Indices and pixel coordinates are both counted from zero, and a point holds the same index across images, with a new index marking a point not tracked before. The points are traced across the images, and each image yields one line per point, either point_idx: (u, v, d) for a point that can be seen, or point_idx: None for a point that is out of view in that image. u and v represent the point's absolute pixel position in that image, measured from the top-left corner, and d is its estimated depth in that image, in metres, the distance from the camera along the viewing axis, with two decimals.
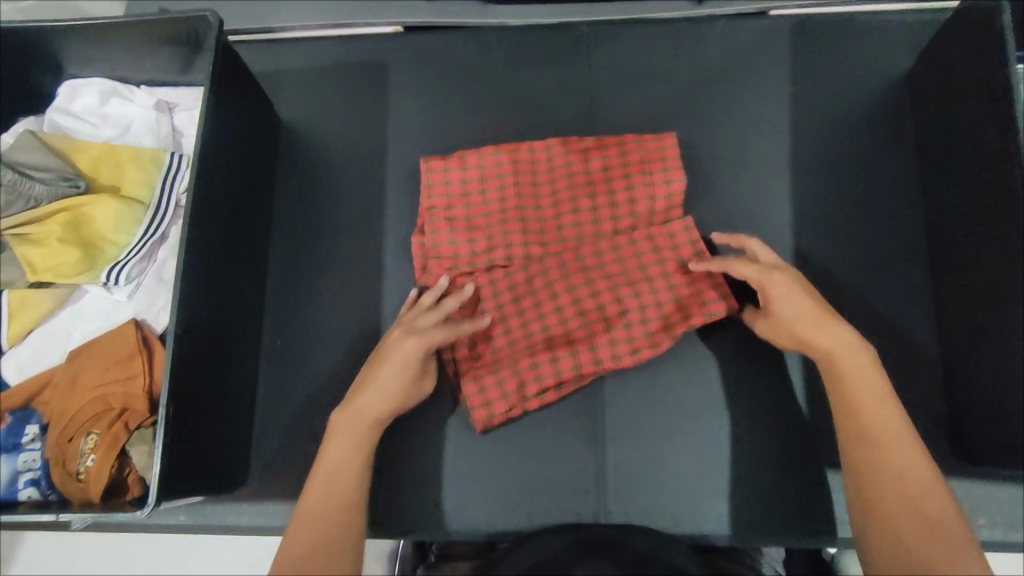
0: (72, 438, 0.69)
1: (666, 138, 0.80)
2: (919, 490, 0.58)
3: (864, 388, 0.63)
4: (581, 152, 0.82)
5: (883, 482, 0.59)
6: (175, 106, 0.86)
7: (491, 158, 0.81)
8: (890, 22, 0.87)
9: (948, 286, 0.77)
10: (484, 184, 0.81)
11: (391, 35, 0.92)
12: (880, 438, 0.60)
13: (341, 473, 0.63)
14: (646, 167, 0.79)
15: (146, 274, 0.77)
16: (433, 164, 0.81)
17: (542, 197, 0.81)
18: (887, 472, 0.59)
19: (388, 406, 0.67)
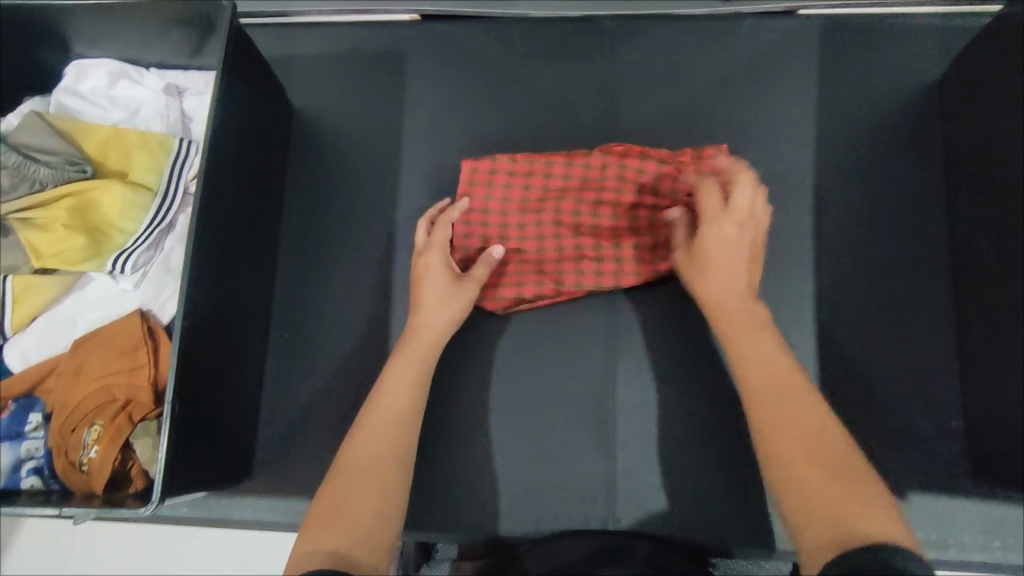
0: (76, 429, 0.68)
1: (721, 152, 0.78)
2: (819, 436, 0.57)
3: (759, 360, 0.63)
4: (637, 163, 0.76)
5: (789, 440, 0.57)
6: (185, 90, 0.84)
7: (537, 164, 0.78)
8: (924, 27, 0.84)
9: (971, 303, 0.75)
10: (527, 192, 0.78)
11: (408, 24, 0.89)
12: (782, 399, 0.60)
13: (385, 422, 0.65)
14: (697, 189, 0.77)
15: (153, 262, 0.75)
16: (477, 165, 0.78)
17: (588, 203, 0.78)
18: (784, 425, 0.58)
19: (404, 404, 0.67)
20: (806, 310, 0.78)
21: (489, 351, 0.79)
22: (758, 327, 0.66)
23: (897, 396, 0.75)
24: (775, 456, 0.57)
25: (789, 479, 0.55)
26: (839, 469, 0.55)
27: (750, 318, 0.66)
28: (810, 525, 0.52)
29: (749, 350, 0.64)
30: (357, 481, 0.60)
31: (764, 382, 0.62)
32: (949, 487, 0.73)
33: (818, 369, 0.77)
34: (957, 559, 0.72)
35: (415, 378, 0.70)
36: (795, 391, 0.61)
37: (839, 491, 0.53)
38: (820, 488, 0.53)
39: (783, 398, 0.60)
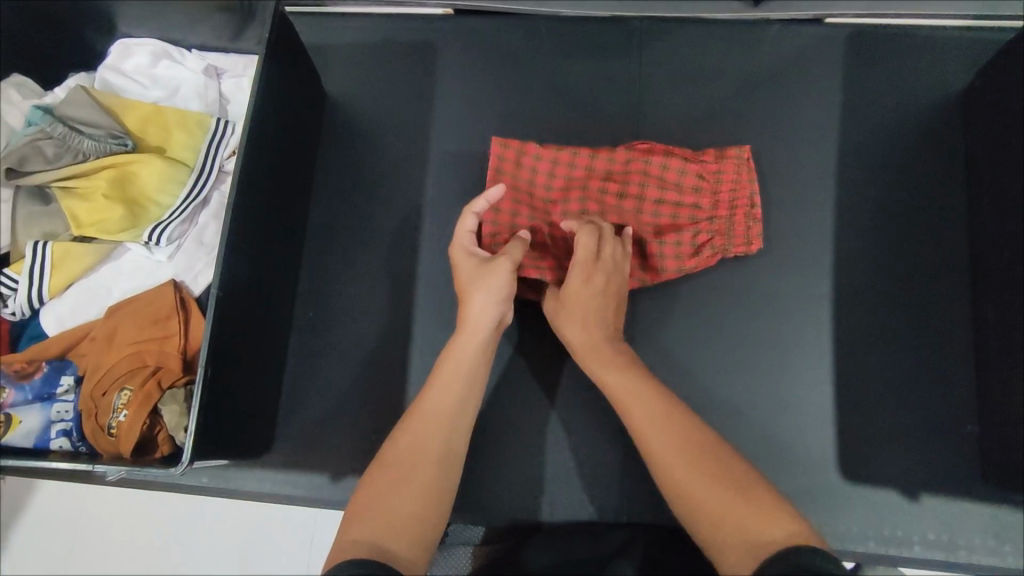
0: (106, 393, 0.70)
1: (742, 158, 0.79)
2: (703, 448, 0.60)
3: (627, 389, 0.66)
4: (662, 161, 0.78)
5: (674, 461, 0.59)
6: (223, 72, 0.86)
7: (563, 155, 0.79)
8: (948, 40, 0.85)
9: (990, 310, 0.75)
10: (551, 179, 0.80)
11: (441, 18, 0.91)
12: (651, 426, 0.62)
13: (433, 416, 0.64)
14: (720, 191, 0.79)
15: (187, 236, 0.77)
16: (505, 148, 0.79)
17: (611, 196, 0.79)
18: (670, 447, 0.60)
19: (455, 401, 0.65)
20: (823, 311, 0.79)
21: (509, 338, 0.81)
22: (622, 366, 0.68)
23: (911, 399, 0.76)
24: (669, 480, 0.59)
25: (685, 499, 0.57)
26: (727, 478, 0.57)
27: (610, 357, 0.69)
28: (720, 541, 0.54)
29: (620, 389, 0.66)
30: (401, 478, 0.59)
31: (641, 411, 0.64)
32: (960, 491, 0.74)
33: (833, 370, 0.77)
34: (967, 563, 0.72)
35: (468, 374, 0.67)
36: (663, 416, 0.63)
37: (731, 501, 0.55)
38: (715, 501, 0.56)
39: (661, 422, 0.62)
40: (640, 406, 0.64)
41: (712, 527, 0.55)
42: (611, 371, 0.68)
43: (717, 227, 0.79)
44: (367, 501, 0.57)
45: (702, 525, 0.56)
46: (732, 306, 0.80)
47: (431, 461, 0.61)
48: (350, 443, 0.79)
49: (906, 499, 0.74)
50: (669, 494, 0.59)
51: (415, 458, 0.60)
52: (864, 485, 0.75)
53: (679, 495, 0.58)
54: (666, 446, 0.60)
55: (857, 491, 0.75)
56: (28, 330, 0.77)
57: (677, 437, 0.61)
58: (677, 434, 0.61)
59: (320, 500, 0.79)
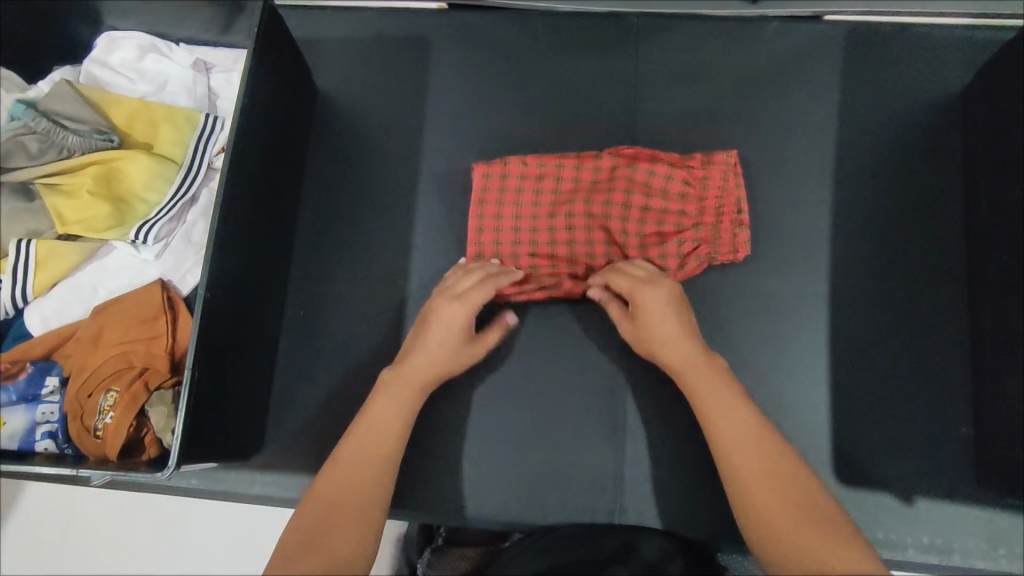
0: (92, 394, 0.69)
1: (731, 161, 0.77)
2: (787, 477, 0.59)
3: (721, 398, 0.64)
4: (647, 168, 0.76)
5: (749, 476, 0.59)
6: (212, 67, 0.85)
7: (547, 168, 0.78)
8: (947, 38, 0.85)
9: (986, 311, 0.75)
10: (538, 195, 0.78)
11: (435, 12, 0.90)
12: (730, 441, 0.62)
13: (365, 447, 0.65)
14: (705, 197, 0.77)
15: (174, 234, 0.76)
16: (489, 167, 0.79)
17: (597, 207, 0.77)
18: (755, 468, 0.60)
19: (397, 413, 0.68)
20: (818, 312, 0.78)
21: (502, 338, 0.80)
22: (716, 378, 0.66)
23: (907, 402, 0.76)
24: (750, 502, 0.58)
25: (765, 522, 0.56)
26: (811, 509, 0.56)
27: (707, 368, 0.67)
28: (792, 561, 0.52)
29: (707, 400, 0.65)
30: (334, 507, 0.59)
31: (730, 428, 0.63)
32: (954, 494, 0.74)
33: (828, 373, 0.77)
34: (961, 566, 0.72)
35: (400, 402, 0.69)
36: (752, 438, 0.62)
37: (813, 530, 0.54)
38: (793, 527, 0.55)
39: (753, 444, 0.61)
40: (725, 417, 0.63)
41: (786, 550, 0.53)
42: (704, 384, 0.66)
43: (703, 235, 0.77)
44: (299, 528, 0.57)
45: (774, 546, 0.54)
46: (727, 307, 0.79)
47: (363, 490, 0.62)
48: None
49: (900, 502, 0.74)
50: (746, 516, 0.58)
51: (348, 488, 0.61)
52: (859, 488, 0.74)
53: (757, 516, 0.57)
54: (750, 466, 0.60)
55: (852, 494, 0.74)
56: (13, 330, 0.75)
57: (764, 461, 0.60)
58: (766, 459, 0.60)
59: None
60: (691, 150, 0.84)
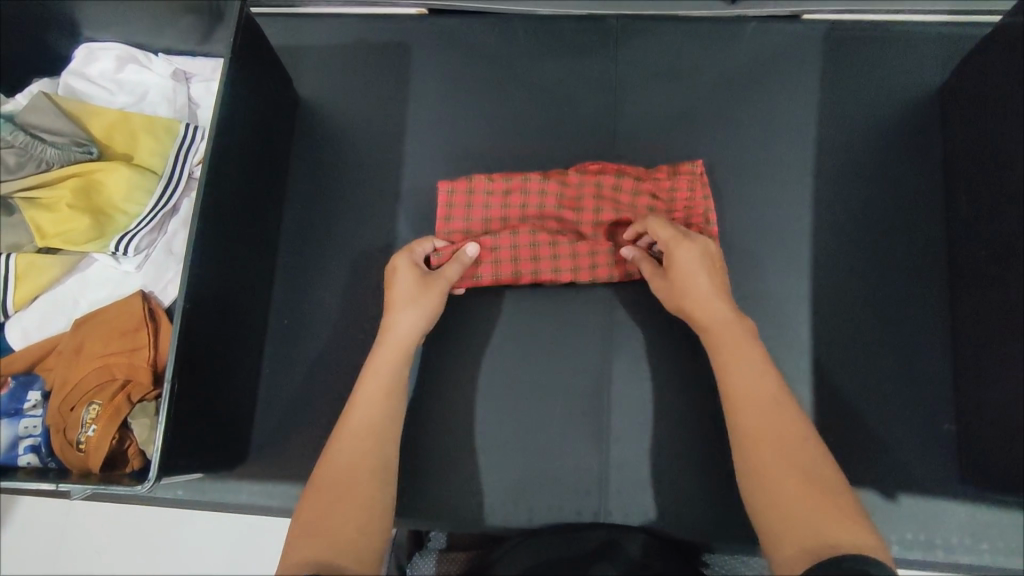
0: (74, 407, 0.69)
1: (699, 171, 0.76)
2: (794, 443, 0.59)
3: (737, 363, 0.65)
4: (614, 182, 0.77)
5: (759, 446, 0.59)
6: (193, 76, 0.85)
7: (513, 185, 0.77)
8: (924, 35, 0.85)
9: (965, 307, 0.75)
10: (506, 211, 0.78)
11: (415, 17, 0.90)
12: (745, 407, 0.62)
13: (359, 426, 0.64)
14: (674, 211, 0.77)
15: (156, 246, 0.76)
16: (455, 188, 0.77)
17: (566, 223, 0.78)
18: (767, 429, 0.60)
19: (381, 413, 0.66)
20: (801, 311, 0.79)
21: (486, 342, 0.80)
22: (741, 338, 0.66)
23: (891, 399, 0.76)
24: (751, 469, 0.59)
25: (763, 485, 0.57)
26: (814, 477, 0.56)
27: (736, 326, 0.67)
28: (784, 535, 0.53)
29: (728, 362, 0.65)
30: (340, 496, 0.58)
31: (749, 387, 0.63)
32: (938, 490, 0.74)
33: (811, 371, 0.77)
34: (945, 561, 0.72)
35: (380, 405, 0.66)
36: (761, 403, 0.62)
37: (813, 502, 0.54)
38: (793, 498, 0.55)
39: (760, 412, 0.61)
40: (749, 380, 0.63)
41: (782, 520, 0.54)
42: (729, 339, 0.66)
43: None
44: (310, 517, 0.57)
45: (769, 511, 0.56)
46: None
47: (365, 473, 0.61)
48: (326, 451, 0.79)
49: (883, 498, 0.74)
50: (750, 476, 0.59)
51: (350, 472, 0.61)
52: None
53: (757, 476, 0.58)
54: (764, 428, 0.60)
55: None
56: None
57: (777, 424, 0.60)
58: (779, 424, 0.60)
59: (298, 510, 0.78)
60: (671, 150, 0.84)
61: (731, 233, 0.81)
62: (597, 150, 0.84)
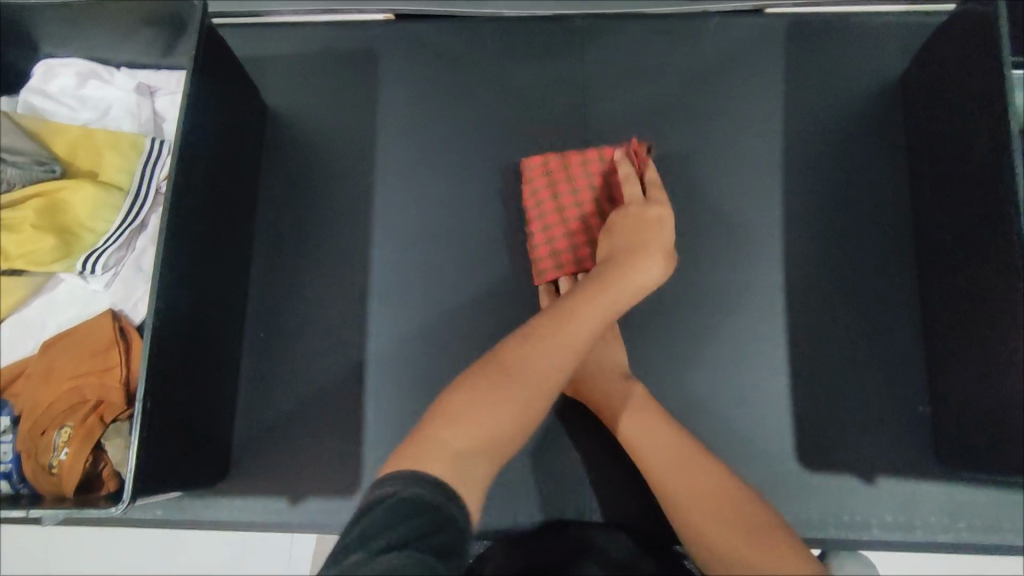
0: (45, 431, 0.67)
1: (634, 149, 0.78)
2: (717, 491, 0.60)
3: (640, 422, 0.68)
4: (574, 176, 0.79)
5: (687, 496, 0.61)
6: (157, 89, 0.84)
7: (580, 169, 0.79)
8: (884, 26, 0.86)
9: (934, 291, 0.77)
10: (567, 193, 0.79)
11: (382, 23, 0.89)
12: (663, 462, 0.64)
13: (559, 356, 0.62)
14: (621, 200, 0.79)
15: (124, 263, 0.75)
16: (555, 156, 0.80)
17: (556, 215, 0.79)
18: (686, 487, 0.61)
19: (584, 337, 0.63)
20: (776, 301, 0.80)
21: (464, 345, 0.80)
22: (638, 405, 0.69)
23: (867, 384, 0.77)
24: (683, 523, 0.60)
25: (705, 548, 0.58)
26: (747, 523, 0.57)
27: (631, 395, 0.70)
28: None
29: (636, 428, 0.68)
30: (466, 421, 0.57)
31: (663, 453, 0.65)
32: (916, 472, 0.75)
33: (787, 360, 0.78)
34: (925, 541, 0.74)
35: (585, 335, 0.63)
36: (676, 456, 0.64)
37: (745, 541, 0.56)
38: (725, 542, 0.57)
39: (679, 465, 0.63)
40: (656, 438, 0.66)
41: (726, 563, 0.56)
42: (626, 413, 0.69)
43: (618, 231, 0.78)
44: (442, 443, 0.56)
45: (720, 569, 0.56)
46: (685, 301, 0.80)
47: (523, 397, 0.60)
48: (307, 463, 0.78)
49: (862, 482, 0.75)
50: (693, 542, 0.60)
51: (507, 398, 0.59)
52: (822, 471, 0.76)
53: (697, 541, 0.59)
54: (686, 487, 0.62)
55: (815, 477, 0.75)
56: None
57: (696, 479, 0.62)
58: (703, 480, 0.62)
59: (283, 523, 0.77)
60: (642, 147, 0.84)
61: (704, 227, 0.82)
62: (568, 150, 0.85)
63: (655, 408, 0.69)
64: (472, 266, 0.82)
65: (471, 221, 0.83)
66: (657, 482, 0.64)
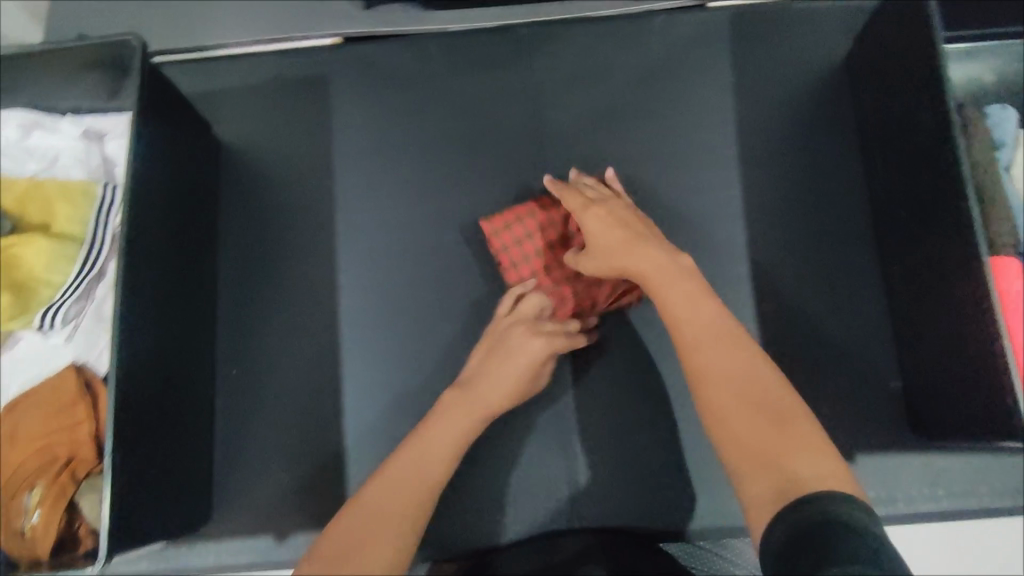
0: (16, 495, 0.66)
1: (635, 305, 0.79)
2: (750, 379, 0.56)
3: (675, 290, 0.63)
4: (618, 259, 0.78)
5: (720, 385, 0.56)
6: (106, 133, 0.81)
7: None
8: (824, 11, 0.88)
9: (894, 268, 0.78)
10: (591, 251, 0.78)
11: (329, 48, 0.89)
12: (698, 335, 0.59)
13: (418, 480, 0.61)
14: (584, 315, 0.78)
15: (84, 314, 0.72)
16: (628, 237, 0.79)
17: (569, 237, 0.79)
18: (727, 366, 0.57)
19: (444, 459, 0.64)
20: (744, 291, 0.80)
21: (440, 364, 0.79)
22: (680, 275, 0.64)
23: (839, 365, 0.78)
24: (711, 403, 0.56)
25: (728, 432, 0.54)
26: (772, 410, 0.53)
27: (679, 273, 0.64)
28: (748, 473, 0.51)
29: (673, 297, 0.62)
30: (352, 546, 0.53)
31: (693, 326, 0.60)
32: (894, 446, 0.77)
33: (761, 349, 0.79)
34: (906, 513, 0.75)
35: (441, 452, 0.64)
36: (712, 333, 0.59)
37: (773, 428, 0.52)
38: (754, 430, 0.53)
39: (717, 339, 0.58)
40: (696, 308, 0.61)
41: (752, 455, 0.51)
42: (669, 288, 0.63)
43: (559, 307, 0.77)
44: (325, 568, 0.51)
45: (743, 460, 0.51)
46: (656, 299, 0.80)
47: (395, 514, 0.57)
48: (293, 498, 0.77)
49: (842, 461, 0.77)
50: (707, 418, 0.56)
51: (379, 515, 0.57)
52: None
53: (713, 417, 0.56)
54: (722, 370, 0.57)
55: None
56: None
57: (738, 364, 0.56)
58: (739, 359, 0.57)
59: (272, 562, 0.76)
60: (600, 150, 0.85)
61: (668, 224, 0.83)
62: (527, 160, 0.85)
63: (690, 273, 0.64)
64: (441, 284, 0.82)
65: (436, 239, 0.83)
66: (692, 360, 0.59)
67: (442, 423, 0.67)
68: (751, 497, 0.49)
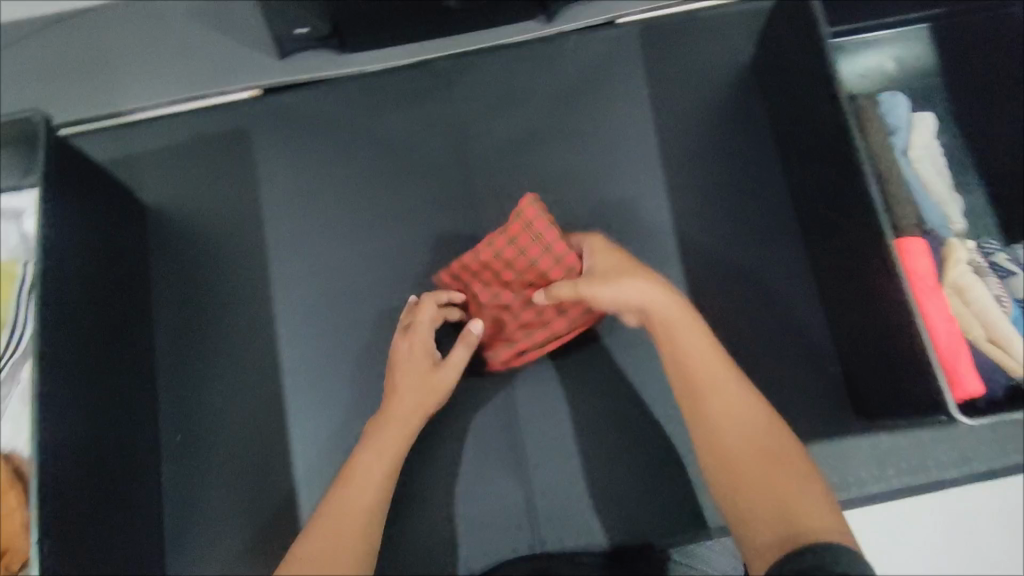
0: None
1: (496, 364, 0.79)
2: (756, 423, 0.56)
3: (682, 335, 0.61)
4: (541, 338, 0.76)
5: (723, 434, 0.56)
6: (22, 212, 0.79)
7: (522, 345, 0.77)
8: (727, 15, 0.91)
9: (819, 256, 0.80)
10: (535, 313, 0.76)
11: (248, 100, 0.89)
12: (699, 374, 0.59)
13: (348, 522, 0.60)
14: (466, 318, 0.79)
15: (10, 397, 0.71)
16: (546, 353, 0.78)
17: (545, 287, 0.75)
18: (734, 408, 0.57)
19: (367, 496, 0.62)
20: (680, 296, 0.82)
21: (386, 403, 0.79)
22: (688, 314, 0.62)
23: (779, 357, 0.80)
24: (712, 446, 0.57)
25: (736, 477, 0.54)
26: (777, 458, 0.54)
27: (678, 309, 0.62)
28: (752, 525, 0.52)
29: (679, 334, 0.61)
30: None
31: (699, 365, 0.60)
32: (841, 431, 0.78)
33: None
34: (857, 496, 0.77)
35: (371, 491, 0.63)
36: (708, 371, 0.59)
37: (781, 479, 0.53)
38: (763, 481, 0.53)
39: (717, 377, 0.59)
40: (700, 354, 0.60)
41: (756, 510, 0.52)
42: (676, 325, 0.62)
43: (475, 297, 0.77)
44: None
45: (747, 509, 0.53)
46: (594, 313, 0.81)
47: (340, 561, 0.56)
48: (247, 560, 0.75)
49: None
50: (708, 460, 0.57)
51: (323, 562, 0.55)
52: None
53: (710, 452, 0.57)
54: (723, 410, 0.57)
55: None
56: None
57: (744, 408, 0.57)
58: (739, 401, 0.58)
59: None
60: (525, 173, 0.86)
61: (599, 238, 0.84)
62: (454, 190, 0.86)
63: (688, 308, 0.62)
64: (381, 323, 0.81)
65: (372, 279, 0.83)
66: (692, 397, 0.59)
67: (366, 460, 0.65)
68: (754, 546, 0.51)
